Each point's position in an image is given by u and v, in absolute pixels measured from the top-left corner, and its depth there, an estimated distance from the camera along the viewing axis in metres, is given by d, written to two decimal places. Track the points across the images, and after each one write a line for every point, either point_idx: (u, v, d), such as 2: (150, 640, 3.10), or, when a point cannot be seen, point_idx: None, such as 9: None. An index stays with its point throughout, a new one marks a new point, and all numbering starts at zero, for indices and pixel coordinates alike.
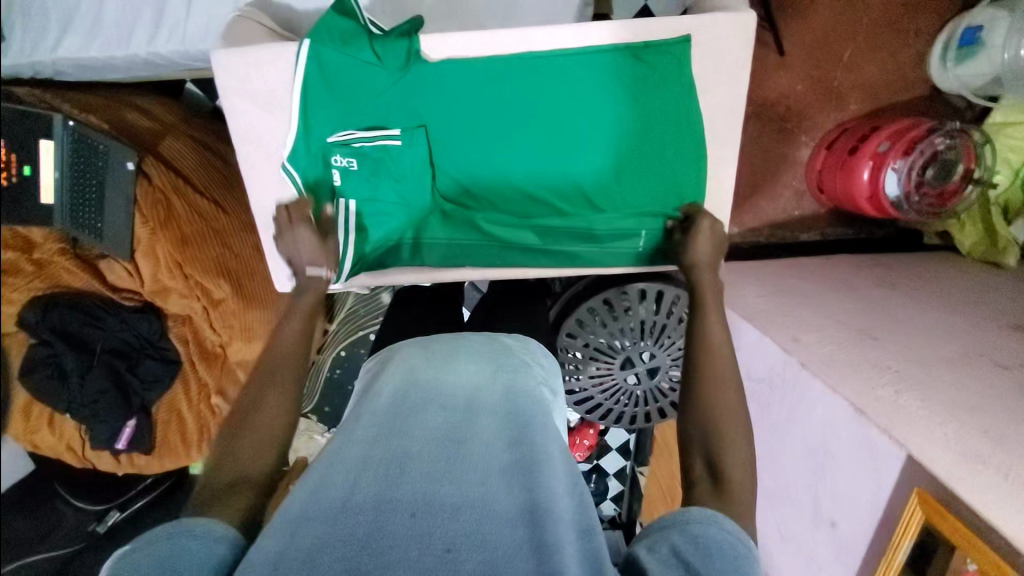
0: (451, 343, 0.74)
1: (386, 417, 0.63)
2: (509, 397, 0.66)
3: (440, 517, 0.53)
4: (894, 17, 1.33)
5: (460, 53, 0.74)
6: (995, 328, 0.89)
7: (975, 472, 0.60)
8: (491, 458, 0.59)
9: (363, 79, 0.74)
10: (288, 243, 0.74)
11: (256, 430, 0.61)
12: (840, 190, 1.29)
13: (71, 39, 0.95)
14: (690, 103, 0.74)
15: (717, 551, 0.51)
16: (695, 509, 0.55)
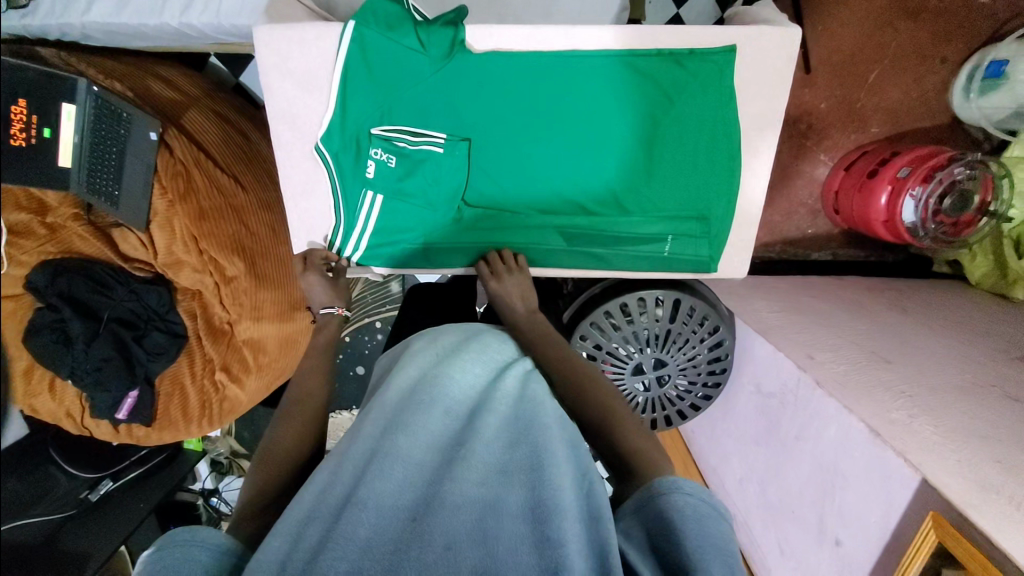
0: (460, 335, 0.72)
1: (392, 415, 0.61)
2: (516, 397, 0.64)
3: (440, 516, 0.52)
4: (923, 44, 1.33)
5: (505, 47, 0.74)
6: (1006, 360, 0.90)
7: (991, 500, 0.60)
8: (493, 458, 0.58)
9: (404, 65, 0.73)
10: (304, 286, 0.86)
11: (273, 460, 0.67)
12: (857, 212, 1.30)
13: (103, 4, 0.94)
14: (729, 114, 0.74)
15: (684, 514, 0.52)
16: (656, 483, 0.57)
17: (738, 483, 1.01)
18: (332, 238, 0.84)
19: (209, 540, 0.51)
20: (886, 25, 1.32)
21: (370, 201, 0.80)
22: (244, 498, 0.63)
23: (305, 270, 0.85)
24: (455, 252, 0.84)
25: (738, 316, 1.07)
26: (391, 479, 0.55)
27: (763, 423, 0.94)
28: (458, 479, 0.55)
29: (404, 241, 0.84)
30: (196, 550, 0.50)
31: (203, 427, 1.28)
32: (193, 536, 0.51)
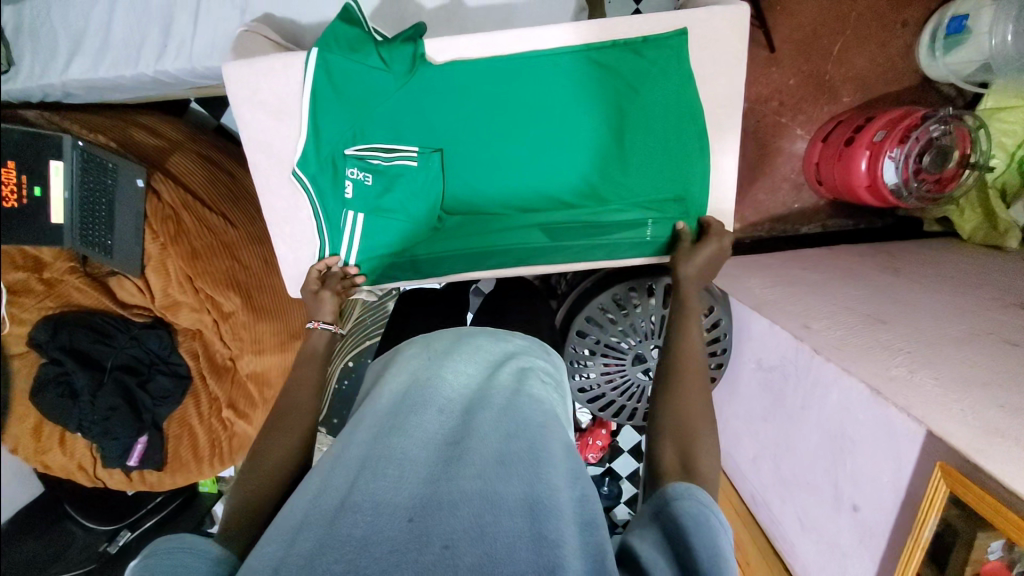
0: (452, 339, 0.74)
1: (386, 417, 0.63)
2: (511, 392, 0.65)
3: (438, 515, 0.53)
4: (883, 11, 1.35)
5: (465, 56, 0.76)
6: (1003, 308, 0.91)
7: (997, 443, 0.60)
8: (488, 454, 0.58)
9: (370, 83, 0.75)
10: (312, 302, 0.80)
11: (262, 472, 0.64)
12: (839, 180, 1.31)
13: (80, 62, 0.96)
14: (691, 94, 0.75)
15: (693, 523, 0.51)
16: (671, 488, 0.55)
17: (752, 462, 1.00)
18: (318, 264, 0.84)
19: (197, 546, 0.54)
20: None
21: (351, 220, 0.81)
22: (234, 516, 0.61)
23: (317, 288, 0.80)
24: (440, 262, 0.85)
25: (731, 296, 1.08)
26: (388, 479, 0.56)
27: (769, 399, 0.93)
28: (454, 477, 0.56)
29: (389, 258, 0.85)
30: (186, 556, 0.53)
31: (216, 468, 1.29)
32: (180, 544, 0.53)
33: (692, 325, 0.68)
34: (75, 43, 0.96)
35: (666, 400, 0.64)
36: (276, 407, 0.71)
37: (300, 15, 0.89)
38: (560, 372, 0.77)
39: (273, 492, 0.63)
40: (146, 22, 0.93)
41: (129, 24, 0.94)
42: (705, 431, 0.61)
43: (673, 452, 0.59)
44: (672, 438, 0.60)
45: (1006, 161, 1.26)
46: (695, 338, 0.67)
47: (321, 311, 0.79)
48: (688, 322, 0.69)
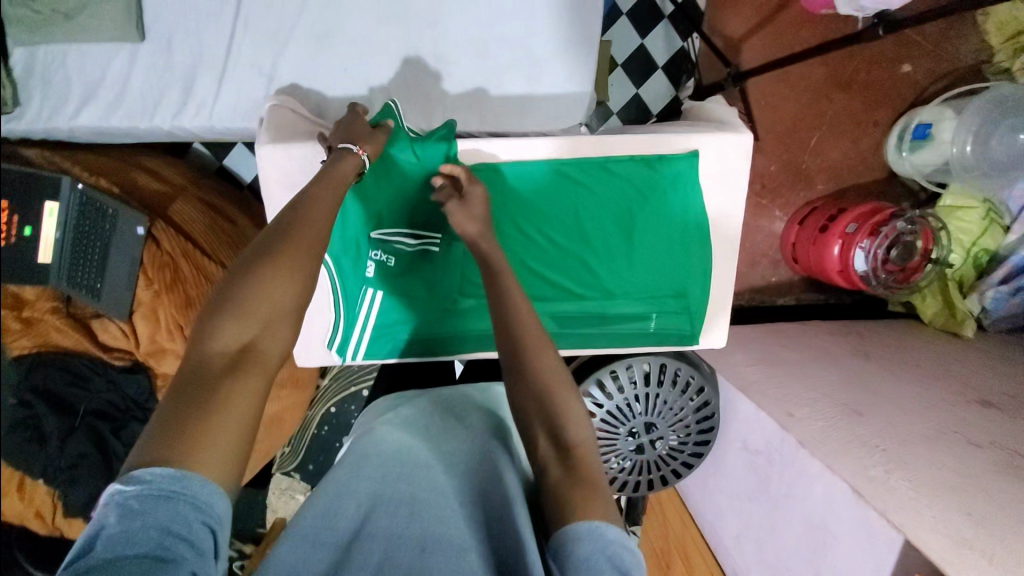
0: (447, 409, 0.86)
1: (391, 458, 0.73)
2: (498, 461, 0.76)
3: (445, 554, 0.61)
4: (857, 110, 1.48)
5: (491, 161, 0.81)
6: (964, 403, 0.98)
7: (965, 555, 0.64)
8: (474, 508, 0.69)
9: (405, 178, 0.80)
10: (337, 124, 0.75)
11: (255, 304, 0.59)
12: (813, 260, 1.42)
13: (92, 109, 0.94)
14: (698, 209, 0.83)
15: (605, 565, 0.56)
16: (576, 524, 0.59)
17: (735, 539, 1.03)
18: (331, 337, 0.85)
19: (205, 500, 0.51)
20: (822, 95, 1.47)
21: (371, 300, 0.83)
22: (223, 367, 0.57)
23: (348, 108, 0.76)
24: (451, 342, 0.87)
25: (718, 373, 1.13)
26: (396, 517, 0.65)
27: (753, 482, 0.97)
28: (456, 524, 0.65)
29: (401, 338, 0.86)
30: (189, 512, 0.49)
31: None
32: (181, 490, 0.50)
33: (520, 297, 0.70)
34: (89, 92, 0.94)
35: (524, 389, 0.67)
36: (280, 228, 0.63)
37: (325, 88, 0.92)
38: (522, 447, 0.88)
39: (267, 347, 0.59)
40: (167, 80, 0.94)
41: (149, 80, 0.94)
42: (566, 405, 0.66)
43: (546, 438, 0.66)
44: (542, 421, 0.66)
45: (963, 257, 1.36)
46: (526, 313, 0.69)
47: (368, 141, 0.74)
48: (516, 298, 0.70)
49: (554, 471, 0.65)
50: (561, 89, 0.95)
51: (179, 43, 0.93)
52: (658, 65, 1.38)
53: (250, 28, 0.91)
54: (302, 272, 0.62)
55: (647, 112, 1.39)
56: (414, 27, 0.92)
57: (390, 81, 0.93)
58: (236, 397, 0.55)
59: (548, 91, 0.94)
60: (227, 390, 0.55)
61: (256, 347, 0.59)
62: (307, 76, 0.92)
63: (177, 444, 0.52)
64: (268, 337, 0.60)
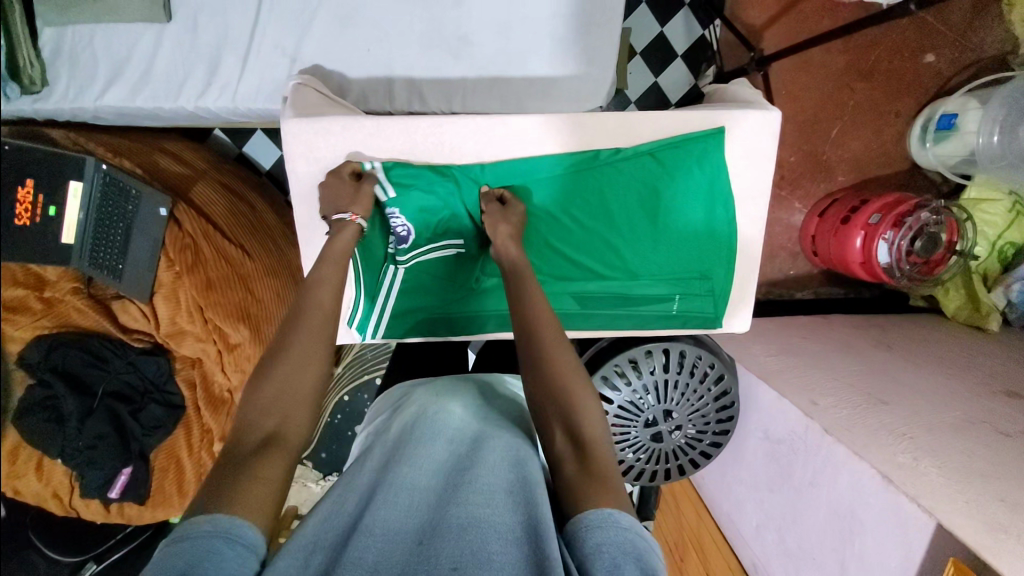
0: (452, 387, 0.85)
1: (391, 451, 0.73)
2: (506, 433, 0.74)
3: (447, 538, 0.59)
4: (878, 101, 1.46)
5: (511, 152, 0.80)
6: (990, 394, 0.96)
7: (1000, 541, 0.63)
8: (487, 483, 0.66)
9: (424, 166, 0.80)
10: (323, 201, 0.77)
11: (283, 391, 0.64)
12: (834, 253, 1.40)
13: (118, 89, 0.95)
14: (727, 198, 0.82)
15: (617, 553, 0.55)
16: (589, 512, 0.59)
17: (755, 529, 1.02)
18: (352, 316, 0.85)
19: (224, 527, 0.52)
20: (844, 85, 1.46)
21: (390, 278, 0.84)
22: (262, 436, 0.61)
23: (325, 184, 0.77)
24: (473, 323, 0.87)
25: (739, 362, 1.13)
26: (396, 508, 0.63)
27: (774, 471, 0.96)
28: (462, 501, 0.63)
29: (421, 317, 0.86)
30: (217, 542, 0.50)
31: None
32: (215, 528, 0.51)
33: (537, 299, 0.71)
34: (115, 71, 0.95)
35: (544, 394, 0.68)
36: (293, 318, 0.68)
37: (349, 70, 0.93)
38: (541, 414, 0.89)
39: (297, 418, 0.64)
40: (192, 59, 0.94)
41: (175, 59, 0.94)
42: (582, 404, 0.67)
43: (564, 437, 0.66)
44: (561, 420, 0.67)
45: (988, 249, 1.34)
46: (547, 318, 0.71)
47: (357, 203, 0.75)
48: (537, 303, 0.71)
49: (569, 466, 0.65)
50: (585, 71, 0.94)
51: (204, 23, 0.93)
52: (678, 53, 1.37)
53: (273, 6, 0.91)
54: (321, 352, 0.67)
55: (665, 101, 1.38)
56: (438, 8, 0.91)
57: (413, 62, 0.93)
58: (266, 471, 0.58)
59: (572, 73, 0.94)
60: (259, 466, 0.58)
61: (279, 435, 0.62)
62: (330, 55, 0.92)
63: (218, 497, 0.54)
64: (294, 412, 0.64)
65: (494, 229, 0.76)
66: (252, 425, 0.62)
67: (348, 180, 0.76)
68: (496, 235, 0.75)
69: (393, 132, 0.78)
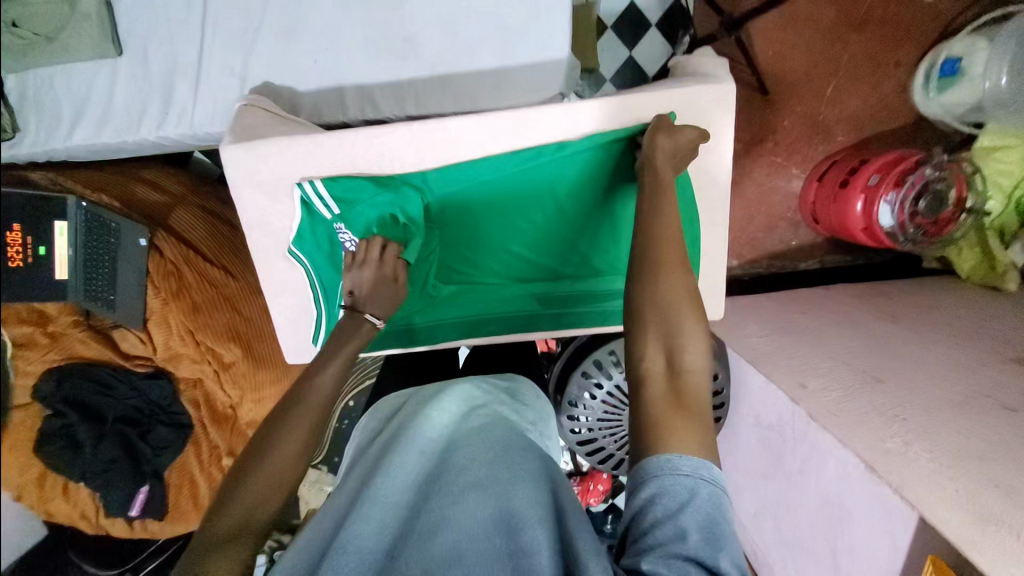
0: (434, 390, 0.87)
1: (370, 467, 0.73)
2: (484, 433, 0.76)
3: (421, 550, 0.60)
4: (875, 52, 1.36)
5: (453, 156, 0.78)
6: (998, 363, 0.90)
7: (984, 532, 0.61)
8: (465, 487, 0.66)
9: (365, 184, 0.79)
10: (363, 278, 0.79)
11: (259, 478, 0.64)
12: (835, 220, 1.31)
13: (85, 128, 0.98)
14: (688, 187, 0.79)
15: (676, 503, 0.54)
16: (654, 454, 0.57)
17: (753, 517, 0.99)
18: (317, 332, 0.88)
19: None
20: (835, 38, 1.36)
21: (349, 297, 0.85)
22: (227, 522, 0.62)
23: (382, 265, 0.79)
24: (437, 329, 0.90)
25: (729, 346, 1.08)
26: (369, 523, 0.63)
27: (767, 458, 0.93)
28: (435, 510, 0.64)
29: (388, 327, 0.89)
30: None
31: None
32: None
33: (669, 218, 0.67)
34: (79, 110, 0.97)
35: (654, 305, 0.63)
36: (287, 403, 0.69)
37: (298, 84, 0.92)
38: (536, 410, 0.89)
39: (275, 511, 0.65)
40: (148, 91, 0.96)
41: (132, 92, 0.96)
42: (688, 330, 0.63)
43: (660, 356, 0.62)
44: (661, 340, 0.62)
45: (1004, 202, 1.25)
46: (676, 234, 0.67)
47: (384, 309, 0.80)
48: (666, 220, 0.67)
49: (657, 383, 0.61)
50: (537, 58, 0.90)
51: (154, 54, 0.94)
52: (651, 24, 1.30)
53: (217, 29, 0.92)
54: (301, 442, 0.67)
55: (640, 77, 1.32)
56: (379, 10, 0.89)
57: (361, 69, 0.91)
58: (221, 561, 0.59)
59: (523, 62, 0.90)
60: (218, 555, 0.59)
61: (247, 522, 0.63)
62: (278, 72, 0.92)
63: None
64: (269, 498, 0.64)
65: (654, 137, 0.72)
66: (222, 510, 0.63)
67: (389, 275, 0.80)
68: (654, 142, 0.71)
69: (331, 147, 0.77)
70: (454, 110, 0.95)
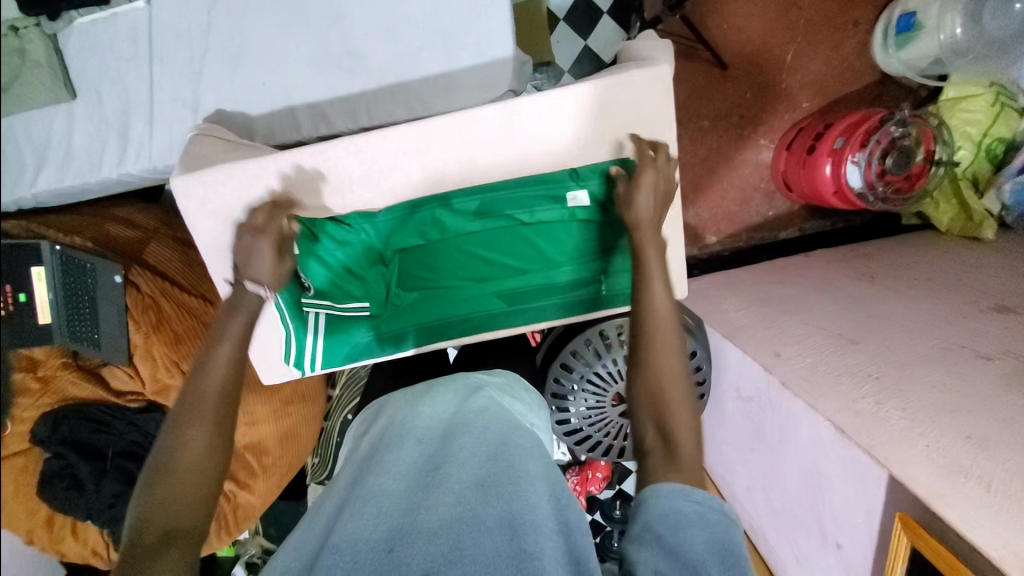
0: (428, 382, 0.78)
1: (363, 463, 0.65)
2: (483, 419, 0.67)
3: (419, 543, 0.53)
4: (831, 14, 1.36)
5: (393, 167, 0.83)
6: (977, 312, 0.89)
7: (956, 484, 0.61)
8: (466, 481, 0.59)
9: (320, 223, 0.84)
10: (245, 249, 0.78)
11: (178, 472, 0.62)
12: (806, 187, 1.30)
13: (48, 174, 0.98)
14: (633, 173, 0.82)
15: (685, 523, 0.53)
16: (661, 483, 0.57)
17: (746, 490, 0.99)
18: (286, 351, 0.89)
19: None
20: (789, 4, 1.36)
21: (315, 318, 0.87)
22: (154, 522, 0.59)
23: (261, 237, 0.77)
24: (403, 338, 0.91)
25: (708, 324, 1.08)
26: (363, 518, 0.56)
27: (752, 430, 0.93)
28: (432, 504, 0.56)
29: (353, 340, 0.90)
30: None
31: (222, 540, 1.20)
32: None
33: (661, 298, 0.69)
34: (41, 157, 0.98)
35: (650, 384, 0.65)
36: (181, 401, 0.67)
37: (248, 107, 0.93)
38: (534, 402, 0.80)
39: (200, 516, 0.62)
40: (104, 131, 0.97)
41: (89, 133, 0.98)
42: (680, 400, 0.64)
43: (655, 432, 0.63)
44: (654, 411, 0.63)
45: (974, 150, 1.24)
46: (669, 316, 0.68)
47: (266, 277, 0.78)
48: (654, 298, 0.69)
49: (654, 451, 0.61)
50: (481, 58, 0.89)
51: (107, 93, 0.96)
52: (602, 12, 1.30)
53: (165, 65, 0.94)
54: (212, 425, 0.66)
55: (597, 64, 1.32)
56: (321, 28, 0.90)
57: (308, 86, 0.92)
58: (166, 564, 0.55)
59: (468, 64, 0.90)
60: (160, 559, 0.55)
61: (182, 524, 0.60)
62: (229, 99, 0.93)
63: None
64: (192, 507, 0.62)
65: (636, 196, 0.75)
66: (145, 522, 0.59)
67: (271, 246, 0.78)
68: (637, 206, 0.75)
69: (277, 167, 0.82)
70: (407, 118, 0.96)
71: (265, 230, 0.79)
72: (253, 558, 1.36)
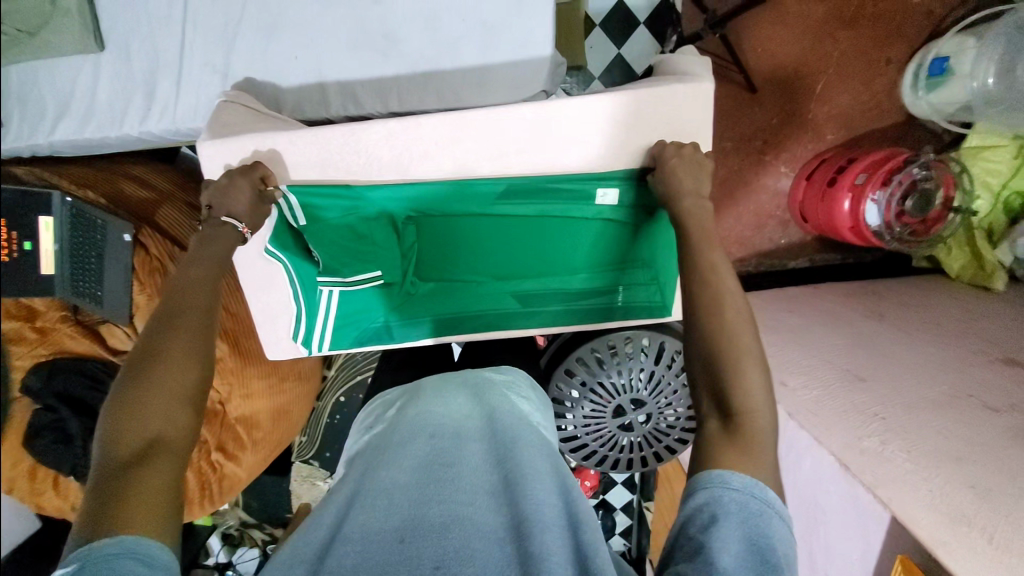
0: (440, 379, 0.77)
1: (373, 454, 0.64)
2: (496, 421, 0.67)
3: (430, 537, 0.53)
4: (866, 49, 1.36)
5: (422, 156, 0.82)
6: (985, 362, 0.89)
7: (956, 533, 0.62)
8: (477, 483, 0.59)
9: (342, 195, 0.83)
10: (219, 187, 0.76)
11: (158, 370, 0.59)
12: (823, 221, 1.31)
13: (68, 123, 0.98)
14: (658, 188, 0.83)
15: (725, 514, 0.50)
16: (701, 473, 0.55)
17: None
18: (296, 328, 0.90)
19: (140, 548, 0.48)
20: (825, 35, 1.35)
21: (327, 298, 0.88)
22: (134, 423, 0.56)
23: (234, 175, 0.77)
24: (413, 328, 0.91)
25: None
26: (375, 511, 0.55)
27: None
28: (444, 501, 0.56)
29: (363, 325, 0.91)
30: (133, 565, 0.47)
31: (205, 509, 1.19)
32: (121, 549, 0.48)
33: (724, 270, 0.66)
34: (62, 107, 0.97)
35: (710, 351, 0.61)
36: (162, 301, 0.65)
37: (278, 79, 0.92)
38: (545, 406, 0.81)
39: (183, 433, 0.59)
40: (129, 87, 0.96)
41: (113, 88, 0.96)
42: (748, 367, 0.59)
43: (711, 403, 0.60)
44: (710, 382, 0.60)
45: (991, 201, 1.25)
46: (729, 278, 0.66)
47: (241, 210, 0.76)
48: (715, 265, 0.66)
49: (711, 424, 0.59)
50: (519, 56, 0.89)
51: (136, 49, 0.94)
52: (639, 22, 1.30)
53: (198, 27, 0.92)
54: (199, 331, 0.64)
55: (628, 74, 1.32)
56: (361, 7, 0.89)
57: (342, 65, 0.91)
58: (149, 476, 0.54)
59: (506, 60, 0.89)
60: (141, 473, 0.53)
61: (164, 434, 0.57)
62: (261, 70, 0.92)
63: (107, 511, 0.50)
64: (175, 411, 0.58)
65: (677, 179, 0.75)
66: (125, 428, 0.56)
67: (245, 182, 0.77)
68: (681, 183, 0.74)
69: (305, 143, 0.81)
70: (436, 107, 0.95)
71: (244, 178, 0.78)
72: (231, 529, 1.39)
